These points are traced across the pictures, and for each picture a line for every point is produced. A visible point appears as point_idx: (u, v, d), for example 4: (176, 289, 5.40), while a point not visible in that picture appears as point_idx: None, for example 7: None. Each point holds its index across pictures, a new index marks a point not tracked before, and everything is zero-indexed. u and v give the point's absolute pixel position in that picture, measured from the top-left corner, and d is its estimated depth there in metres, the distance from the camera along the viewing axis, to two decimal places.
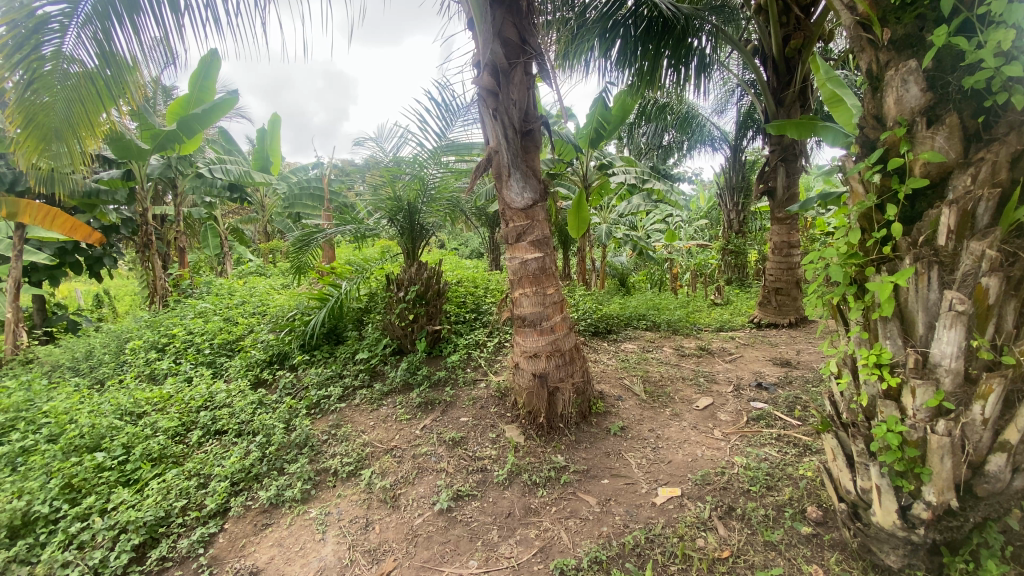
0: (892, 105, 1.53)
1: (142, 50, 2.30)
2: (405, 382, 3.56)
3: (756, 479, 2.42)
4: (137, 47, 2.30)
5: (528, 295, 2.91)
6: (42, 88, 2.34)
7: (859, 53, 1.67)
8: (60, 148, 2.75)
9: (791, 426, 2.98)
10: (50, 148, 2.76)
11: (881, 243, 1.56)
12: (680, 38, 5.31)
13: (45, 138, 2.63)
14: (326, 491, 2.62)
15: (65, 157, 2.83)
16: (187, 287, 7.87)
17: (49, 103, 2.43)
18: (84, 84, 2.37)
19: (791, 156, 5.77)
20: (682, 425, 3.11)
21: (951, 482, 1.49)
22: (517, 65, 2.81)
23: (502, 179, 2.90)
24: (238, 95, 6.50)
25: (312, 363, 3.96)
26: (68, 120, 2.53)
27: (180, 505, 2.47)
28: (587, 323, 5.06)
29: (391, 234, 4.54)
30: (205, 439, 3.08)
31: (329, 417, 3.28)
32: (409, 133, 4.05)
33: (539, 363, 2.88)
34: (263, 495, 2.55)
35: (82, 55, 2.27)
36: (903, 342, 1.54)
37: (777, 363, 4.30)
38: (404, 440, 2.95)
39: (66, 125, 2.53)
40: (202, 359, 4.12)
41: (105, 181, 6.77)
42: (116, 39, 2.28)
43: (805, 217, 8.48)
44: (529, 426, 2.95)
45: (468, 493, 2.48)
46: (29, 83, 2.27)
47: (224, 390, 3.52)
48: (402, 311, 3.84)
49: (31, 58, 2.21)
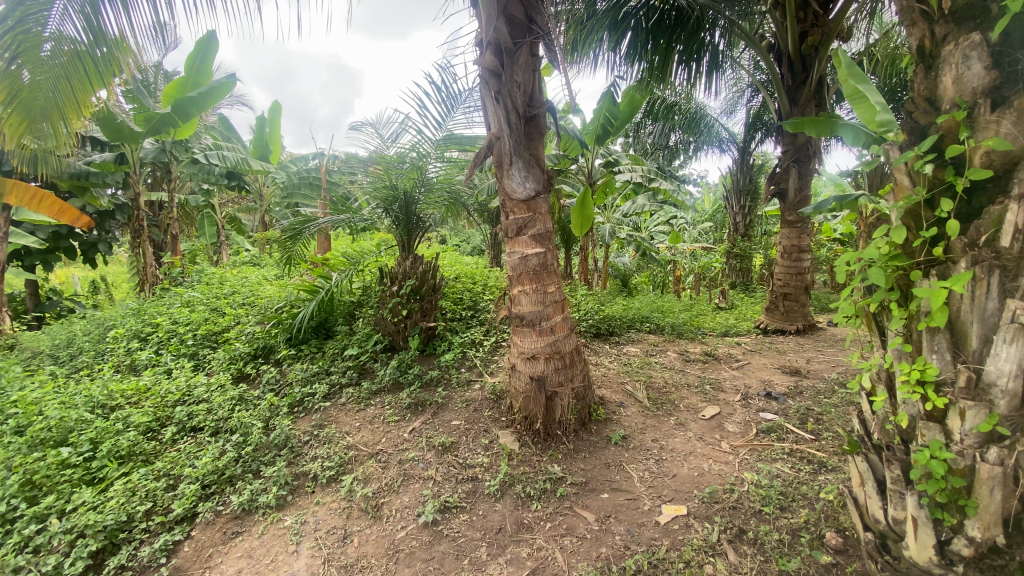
0: (951, 85, 1.33)
1: (131, 27, 2.15)
2: (394, 381, 3.36)
3: (769, 499, 2.24)
4: (126, 24, 2.13)
5: (527, 292, 2.73)
6: (28, 63, 2.21)
7: (909, 27, 1.46)
8: (47, 126, 2.58)
9: (804, 441, 2.82)
10: (35, 127, 2.59)
11: (930, 243, 1.37)
12: (693, 32, 5.13)
13: (27, 118, 2.50)
14: (303, 497, 2.40)
15: (52, 137, 2.65)
16: (179, 275, 7.67)
17: (36, 80, 2.29)
18: (71, 62, 2.26)
19: (804, 157, 5.61)
20: (688, 436, 2.93)
21: (999, 517, 1.32)
22: (523, 45, 2.60)
23: (503, 168, 2.71)
24: (235, 79, 6.29)
25: (298, 358, 3.72)
26: (57, 96, 2.38)
27: (148, 504, 2.29)
28: (588, 325, 4.86)
29: (386, 225, 4.32)
30: (180, 436, 2.85)
31: (312, 416, 3.05)
32: (408, 119, 3.86)
33: (537, 366, 2.70)
34: (235, 499, 2.34)
35: (69, 29, 2.15)
36: (952, 357, 1.35)
37: (786, 372, 4.11)
38: (390, 444, 2.75)
39: (50, 105, 2.44)
40: (183, 350, 3.87)
41: (98, 164, 6.56)
42: (104, 14, 2.12)
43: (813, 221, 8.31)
44: (525, 433, 2.76)
45: (455, 504, 2.29)
46: (11, 58, 2.16)
47: (203, 384, 3.28)
48: (394, 305, 3.65)
49: (17, 30, 2.09)
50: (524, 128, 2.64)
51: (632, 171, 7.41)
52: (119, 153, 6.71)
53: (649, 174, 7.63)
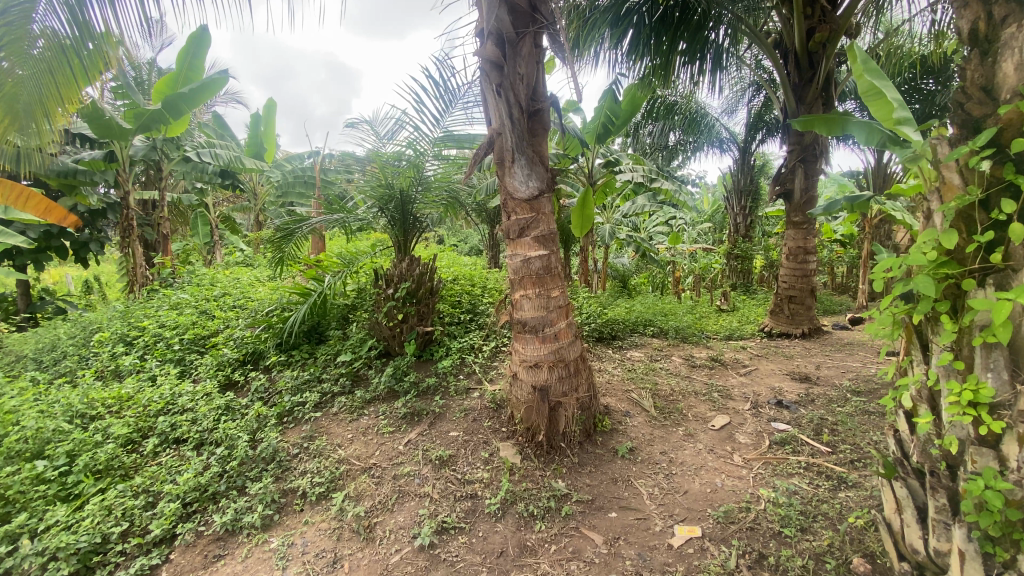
0: (1013, 72, 1.21)
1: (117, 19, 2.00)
2: (389, 389, 3.20)
3: (788, 520, 2.09)
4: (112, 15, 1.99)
5: (530, 297, 2.58)
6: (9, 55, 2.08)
7: (961, 10, 1.34)
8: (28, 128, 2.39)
9: (820, 454, 2.68)
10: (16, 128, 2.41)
11: (984, 249, 1.25)
12: (697, 30, 4.97)
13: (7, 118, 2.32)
14: (291, 517, 2.25)
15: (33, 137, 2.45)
16: (169, 275, 7.47)
17: (20, 76, 2.13)
18: (55, 57, 2.13)
19: (811, 157, 5.46)
20: (697, 448, 2.78)
21: None
22: (526, 35, 2.46)
23: (504, 166, 2.57)
24: (228, 75, 6.10)
25: (288, 365, 3.55)
26: (39, 94, 2.21)
27: (125, 524, 2.13)
28: (591, 328, 4.72)
29: (382, 225, 4.16)
30: (162, 448, 2.69)
31: (302, 427, 2.89)
32: (405, 115, 3.71)
33: (540, 375, 2.56)
34: (217, 519, 2.18)
35: (54, 24, 2.03)
36: (1010, 377, 1.22)
37: (796, 378, 3.97)
38: (384, 457, 2.60)
39: (33, 104, 2.25)
40: (169, 355, 3.69)
41: (86, 162, 6.38)
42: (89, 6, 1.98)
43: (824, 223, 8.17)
44: (527, 445, 2.62)
45: (454, 525, 2.14)
46: None
47: (188, 392, 3.11)
48: (390, 309, 3.48)
49: None
50: (526, 123, 2.49)
51: (633, 171, 7.27)
52: (110, 152, 6.57)
53: (651, 174, 7.46)
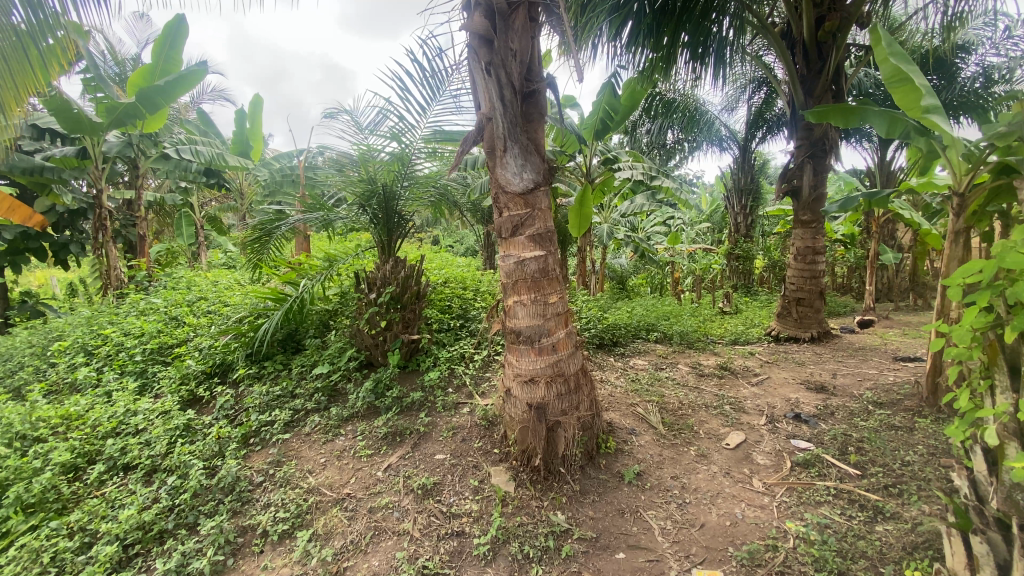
0: None
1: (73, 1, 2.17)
2: (369, 405, 2.91)
3: (823, 562, 1.81)
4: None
5: (525, 304, 2.28)
6: None
7: None
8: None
9: (850, 477, 2.39)
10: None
11: None
12: (700, 19, 4.67)
13: None
14: (248, 561, 1.95)
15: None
16: (146, 278, 7.12)
17: None
18: (15, 47, 2.20)
19: (820, 153, 5.19)
20: (712, 472, 2.49)
21: None
22: (519, 5, 2.17)
23: (495, 155, 2.27)
24: (206, 66, 5.76)
25: (259, 378, 3.24)
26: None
27: (48, 557, 1.85)
28: (591, 334, 4.43)
29: (364, 224, 3.86)
30: (109, 476, 2.38)
31: (269, 450, 2.59)
32: (388, 104, 3.41)
33: (537, 392, 2.27)
34: (160, 566, 1.87)
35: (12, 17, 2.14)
36: None
37: (811, 388, 3.68)
38: (360, 486, 2.30)
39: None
40: (130, 367, 3.38)
41: (56, 159, 6.02)
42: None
43: (834, 229, 8.14)
44: (522, 470, 2.32)
45: (436, 571, 1.84)
46: None
47: (144, 410, 2.80)
48: (372, 316, 3.19)
49: None
50: (519, 106, 2.20)
51: (633, 168, 7.00)
52: (82, 148, 6.16)
53: (651, 172, 7.19)
